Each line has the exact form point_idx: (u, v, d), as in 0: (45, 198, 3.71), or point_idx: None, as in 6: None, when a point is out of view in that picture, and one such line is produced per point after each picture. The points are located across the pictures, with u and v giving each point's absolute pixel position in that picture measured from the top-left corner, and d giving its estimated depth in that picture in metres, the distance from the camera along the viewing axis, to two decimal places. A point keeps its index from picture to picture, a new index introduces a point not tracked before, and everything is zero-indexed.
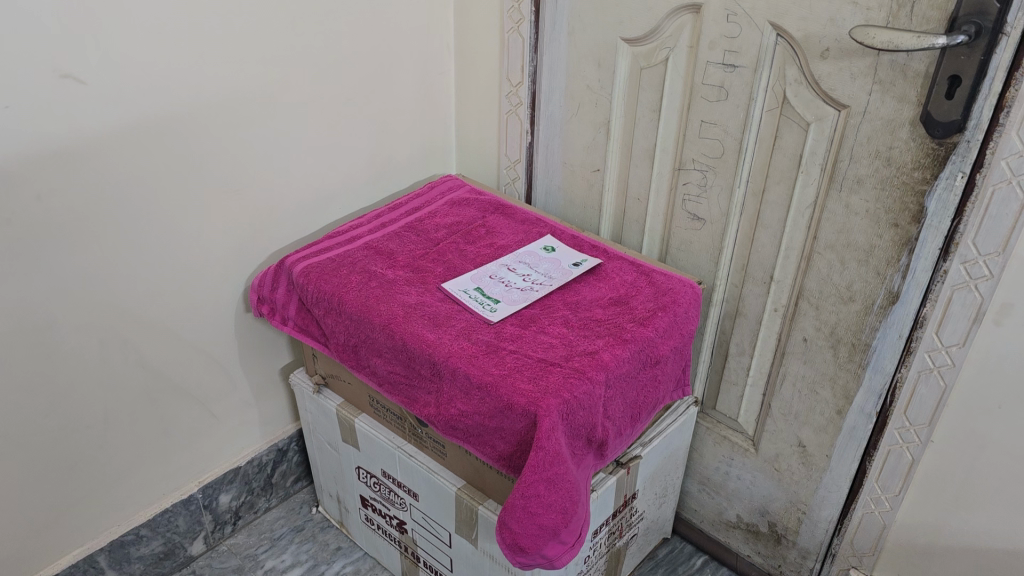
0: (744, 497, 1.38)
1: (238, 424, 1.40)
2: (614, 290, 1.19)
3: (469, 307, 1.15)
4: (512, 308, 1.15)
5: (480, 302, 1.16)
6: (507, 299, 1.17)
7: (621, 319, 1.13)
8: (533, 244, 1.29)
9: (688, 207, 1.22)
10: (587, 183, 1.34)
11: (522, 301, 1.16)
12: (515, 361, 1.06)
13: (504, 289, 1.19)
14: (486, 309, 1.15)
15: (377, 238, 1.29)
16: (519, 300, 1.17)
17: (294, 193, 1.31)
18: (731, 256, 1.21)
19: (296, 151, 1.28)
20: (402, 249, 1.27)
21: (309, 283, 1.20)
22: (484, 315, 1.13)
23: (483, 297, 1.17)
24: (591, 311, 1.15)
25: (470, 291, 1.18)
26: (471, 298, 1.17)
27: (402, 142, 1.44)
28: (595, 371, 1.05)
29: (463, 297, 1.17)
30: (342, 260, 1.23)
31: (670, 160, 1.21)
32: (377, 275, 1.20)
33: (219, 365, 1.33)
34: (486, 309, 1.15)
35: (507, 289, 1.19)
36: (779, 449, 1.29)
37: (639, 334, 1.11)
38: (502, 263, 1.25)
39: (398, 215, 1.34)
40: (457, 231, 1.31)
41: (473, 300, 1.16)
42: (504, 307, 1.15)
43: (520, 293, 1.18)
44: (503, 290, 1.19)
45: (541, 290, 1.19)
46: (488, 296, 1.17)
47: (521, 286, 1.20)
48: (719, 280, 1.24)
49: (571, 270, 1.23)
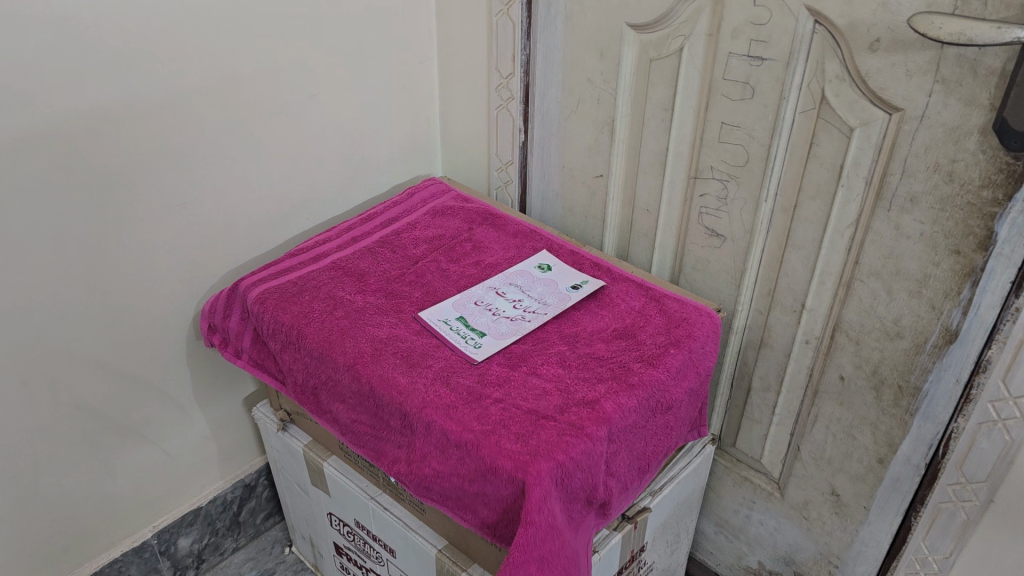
0: (768, 544, 1.22)
1: (196, 462, 1.25)
2: (618, 320, 1.02)
3: (449, 345, 0.98)
4: (500, 346, 0.98)
5: (461, 338, 0.99)
6: (495, 332, 1.00)
7: (627, 359, 0.96)
8: (525, 261, 1.12)
9: (705, 221, 1.05)
10: (588, 190, 1.17)
11: (511, 336, 1.00)
12: (500, 413, 0.89)
13: (490, 318, 1.03)
14: (469, 347, 0.98)
15: (347, 257, 1.12)
16: (509, 335, 1.00)
17: (251, 203, 1.15)
18: (755, 279, 1.04)
19: (251, 157, 1.12)
20: (375, 270, 1.10)
21: (266, 313, 1.04)
22: (466, 354, 0.97)
23: (466, 331, 1.01)
24: (592, 348, 0.98)
25: (450, 324, 1.01)
26: (452, 330, 1.00)
27: (375, 142, 1.27)
28: (596, 425, 0.88)
29: (443, 330, 1.00)
30: (305, 285, 1.07)
31: (685, 167, 1.03)
32: (344, 303, 1.04)
33: (170, 399, 1.17)
34: (469, 345, 0.98)
35: (495, 320, 1.02)
36: (809, 496, 1.13)
37: (647, 377, 0.94)
38: (490, 286, 1.08)
39: (372, 228, 1.17)
40: (440, 246, 1.14)
41: (452, 336, 1.00)
42: (490, 343, 0.99)
43: (510, 325, 1.01)
44: (489, 322, 1.02)
45: (535, 320, 1.02)
46: (471, 328, 1.01)
47: (512, 316, 1.03)
48: (741, 306, 1.07)
49: (572, 293, 1.06)
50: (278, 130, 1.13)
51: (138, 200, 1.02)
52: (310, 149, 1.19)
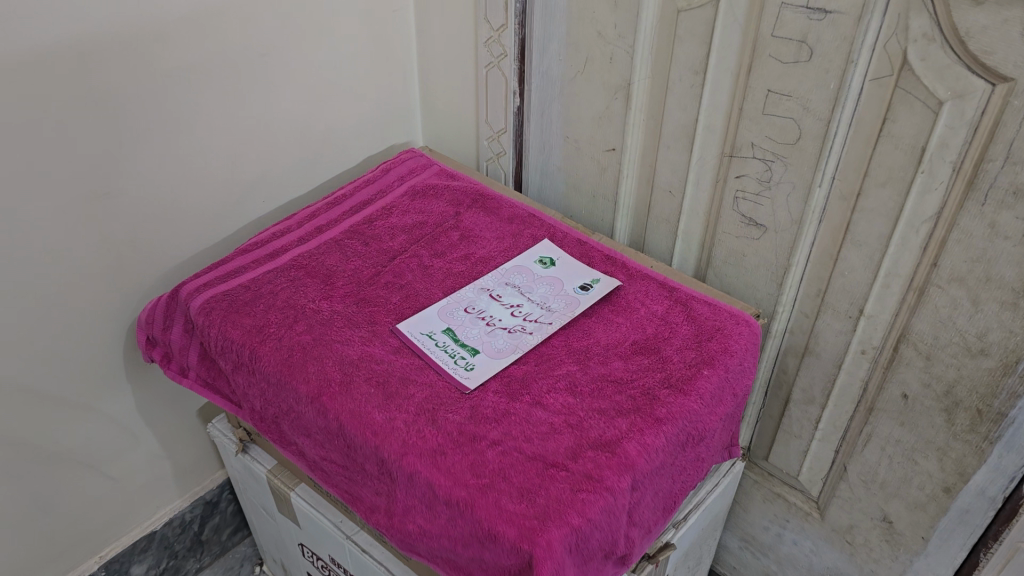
0: (801, 565, 1.08)
1: (147, 483, 1.09)
2: (638, 331, 0.85)
3: (435, 368, 0.81)
4: (497, 369, 0.81)
5: (450, 360, 0.82)
6: (490, 351, 0.83)
7: (651, 384, 0.79)
8: (522, 254, 0.94)
9: (742, 207, 0.87)
10: (597, 166, 0.98)
11: (511, 354, 0.82)
12: (499, 460, 0.72)
13: (484, 331, 0.85)
14: (459, 372, 0.81)
15: (311, 253, 0.94)
16: (508, 353, 0.83)
17: (194, 187, 0.95)
18: (802, 277, 0.86)
19: (192, 132, 0.92)
20: (344, 269, 0.92)
21: (213, 328, 0.86)
22: (457, 380, 0.80)
23: (455, 350, 0.83)
24: (608, 370, 0.81)
25: (436, 341, 0.84)
26: (438, 348, 0.83)
27: (341, 106, 1.08)
28: (617, 475, 0.71)
29: (428, 349, 0.83)
30: (260, 291, 0.89)
31: (719, 143, 0.85)
32: (307, 315, 0.86)
33: (110, 419, 1.00)
34: (459, 368, 0.81)
35: (490, 334, 0.85)
36: (854, 520, 0.97)
37: (678, 408, 0.77)
38: (482, 289, 0.90)
39: (340, 215, 0.99)
40: (422, 237, 0.96)
41: (439, 358, 0.82)
42: (484, 364, 0.81)
43: (509, 341, 0.84)
44: (483, 338, 0.84)
45: (538, 334, 0.85)
46: (461, 345, 0.84)
47: (510, 329, 0.85)
48: (782, 307, 0.90)
49: (580, 296, 0.88)
50: (223, 99, 0.93)
51: (49, 193, 0.82)
52: (264, 118, 0.99)
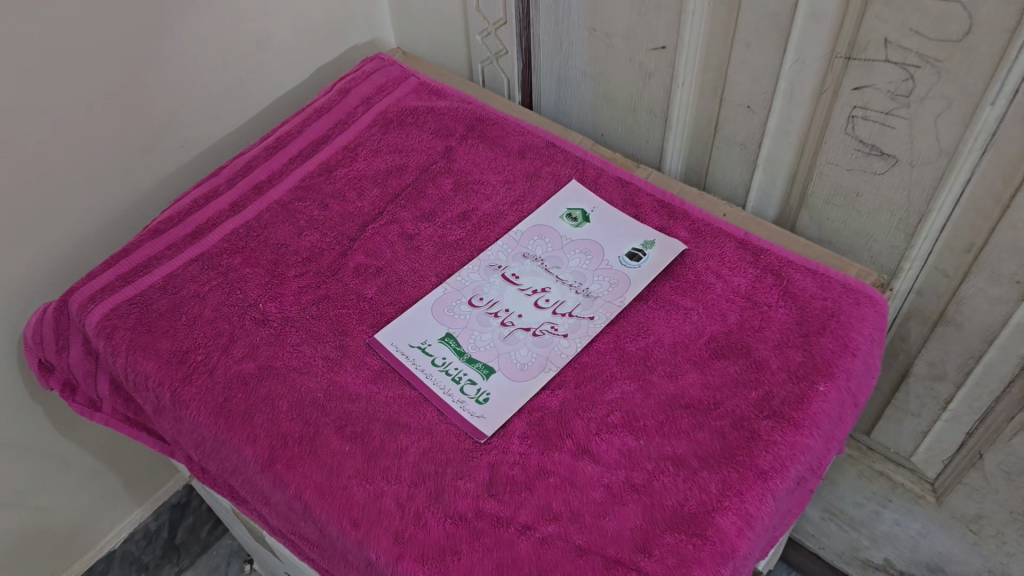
0: (903, 545, 0.88)
1: (90, 504, 0.89)
2: (717, 321, 0.60)
3: (436, 407, 0.57)
4: (524, 401, 0.57)
5: (456, 390, 0.58)
6: (512, 370, 0.59)
7: (745, 409, 0.55)
8: (542, 208, 0.68)
9: (859, 132, 0.60)
10: (639, 72, 0.70)
11: (540, 374, 0.58)
12: (536, 558, 0.49)
13: (499, 336, 0.61)
14: (470, 411, 0.57)
15: (248, 230, 0.68)
16: (537, 372, 0.58)
17: (76, 147, 0.68)
18: (945, 227, 0.60)
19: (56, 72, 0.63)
20: (296, 251, 0.67)
21: (118, 356, 0.61)
22: (468, 425, 0.56)
23: (462, 372, 0.59)
24: (679, 389, 0.57)
25: (434, 361, 0.60)
26: (437, 371, 0.59)
27: (278, 6, 0.78)
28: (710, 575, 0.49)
29: (423, 376, 0.59)
30: (181, 294, 0.64)
31: (828, 39, 0.57)
32: (247, 332, 0.61)
33: (25, 449, 0.78)
34: (470, 401, 0.57)
35: (509, 342, 0.60)
36: (986, 511, 0.76)
37: (789, 450, 0.53)
38: (492, 268, 0.65)
39: (285, 165, 0.73)
40: (401, 192, 0.71)
41: (440, 389, 0.58)
42: (505, 392, 0.58)
43: (537, 352, 0.60)
44: (500, 349, 0.60)
45: (577, 338, 0.60)
46: (470, 362, 0.60)
47: (536, 331, 0.61)
48: (909, 262, 0.64)
49: (631, 273, 0.63)
50: (95, 18, 0.64)
51: None
52: (168, 37, 0.70)
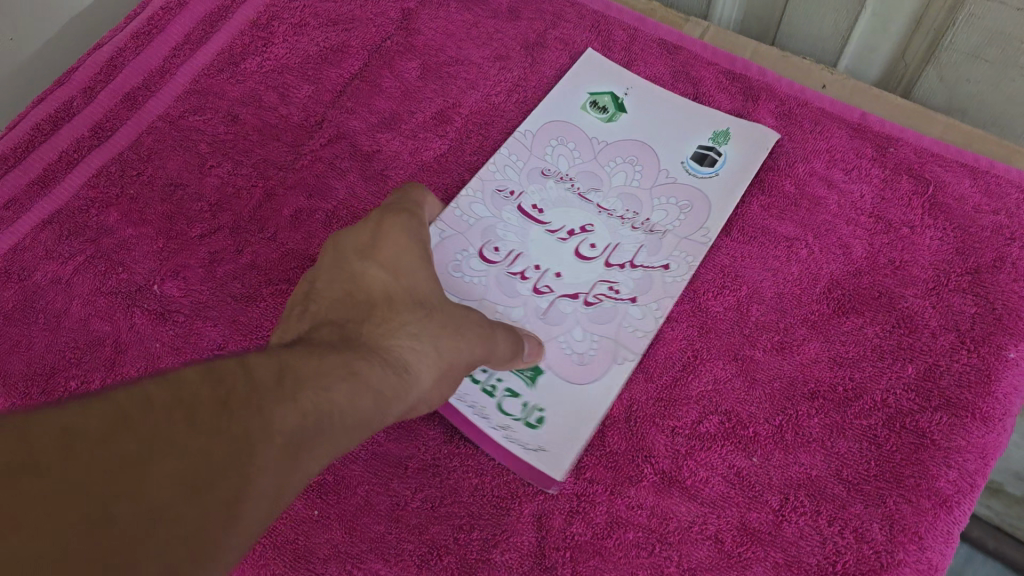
0: None
1: None
2: (836, 257, 0.41)
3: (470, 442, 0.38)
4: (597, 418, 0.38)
5: (494, 411, 0.39)
6: (567, 369, 0.40)
7: (902, 396, 0.37)
8: (552, 96, 0.47)
9: None
10: None
11: (613, 371, 0.39)
12: None
13: (538, 312, 0.41)
14: (522, 444, 0.38)
15: (122, 168, 0.47)
16: (606, 368, 0.39)
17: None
18: None
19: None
20: (200, 197, 0.45)
21: None
22: (524, 467, 0.37)
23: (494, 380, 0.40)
24: (797, 368, 0.38)
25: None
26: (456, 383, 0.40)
27: None
28: None
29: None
30: (34, 281, 0.43)
31: None
32: (139, 335, 0.41)
33: None
34: (516, 425, 0.38)
35: (554, 321, 0.41)
36: None
37: (977, 461, 0.36)
38: (502, 196, 0.44)
39: (167, 60, 0.50)
40: (344, 87, 0.48)
41: (470, 411, 0.39)
42: (566, 404, 0.39)
43: (597, 333, 0.40)
44: (543, 333, 0.40)
45: (652, 305, 0.41)
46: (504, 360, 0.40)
47: (591, 300, 0.41)
48: None
49: (706, 188, 0.44)
50: None
51: None
52: None
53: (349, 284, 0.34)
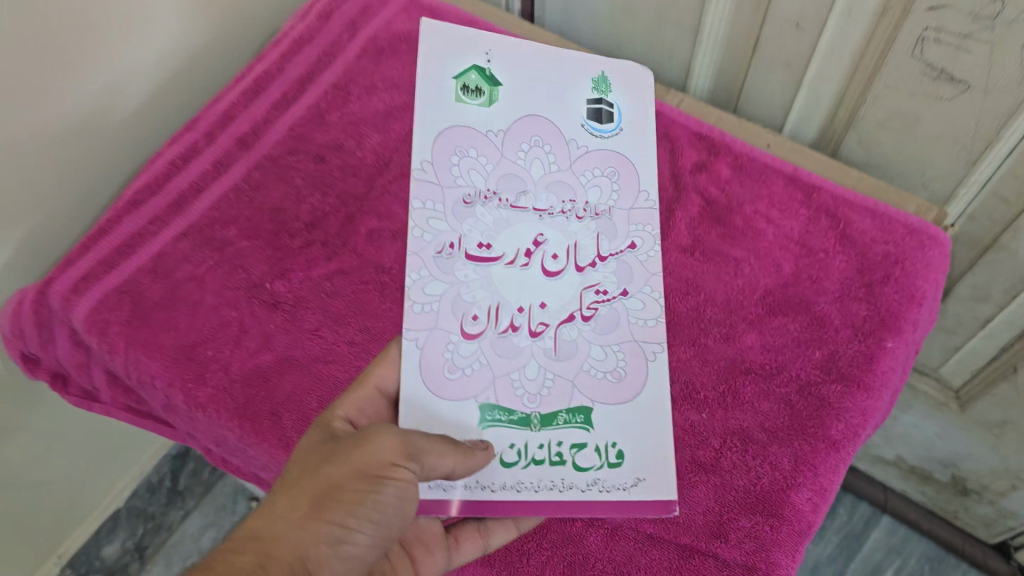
0: (918, 444, 0.89)
1: (89, 474, 0.85)
2: (769, 273, 0.56)
3: (578, 510, 0.48)
4: (668, 412, 0.51)
5: (574, 474, 0.49)
6: (604, 388, 0.51)
7: (811, 373, 0.52)
8: (428, 106, 0.57)
9: (930, 54, 0.53)
10: None
11: (652, 371, 0.52)
12: (608, 552, 0.48)
13: (566, 353, 0.52)
14: (623, 486, 0.49)
15: (239, 195, 0.61)
16: (640, 378, 0.52)
17: (66, 124, 0.60)
18: (1013, 151, 0.56)
19: (29, 35, 0.54)
20: (298, 218, 0.60)
21: (117, 356, 0.56)
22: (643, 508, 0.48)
23: (555, 449, 0.50)
24: (737, 352, 0.53)
25: (510, 463, 0.49)
26: (535, 475, 0.49)
27: None
28: (789, 559, 0.47)
29: (520, 494, 0.48)
30: (175, 279, 0.58)
31: None
32: (258, 319, 0.56)
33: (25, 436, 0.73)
34: (595, 471, 0.49)
35: (569, 351, 0.52)
36: (1011, 418, 0.75)
37: (859, 417, 0.51)
38: (443, 255, 0.54)
39: (268, 112, 0.65)
40: (406, 137, 0.64)
41: (554, 488, 0.49)
42: (625, 426, 0.50)
43: (613, 348, 0.53)
44: (563, 374, 0.51)
45: (641, 291, 0.54)
46: (570, 421, 0.50)
47: (586, 317, 0.53)
48: (966, 187, 0.60)
49: (619, 147, 0.59)
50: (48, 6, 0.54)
51: None
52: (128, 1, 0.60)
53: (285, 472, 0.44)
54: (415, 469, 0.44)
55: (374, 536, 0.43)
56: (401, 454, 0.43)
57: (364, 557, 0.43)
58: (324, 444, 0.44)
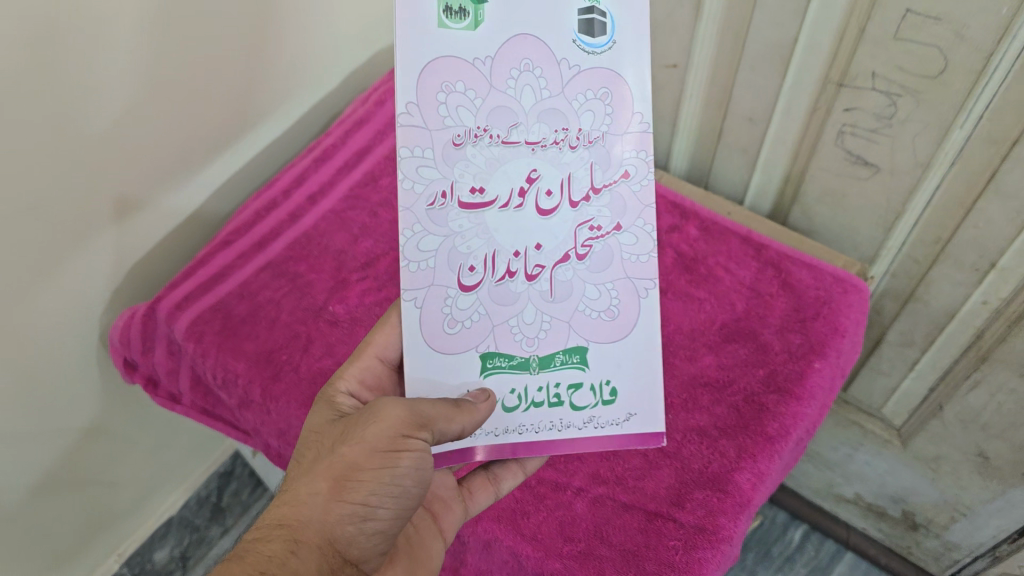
0: (871, 480, 1.01)
1: (153, 479, 0.99)
2: (726, 310, 0.71)
3: (577, 443, 0.54)
4: (656, 356, 0.54)
5: (572, 413, 0.53)
6: (601, 327, 0.53)
7: (754, 386, 0.67)
8: (418, 39, 0.47)
9: (848, 144, 0.70)
10: (653, 85, 0.81)
11: (642, 305, 0.53)
12: (592, 516, 0.61)
13: (562, 289, 0.53)
14: (616, 422, 0.54)
15: (309, 237, 0.78)
16: (629, 308, 0.53)
17: (181, 184, 0.78)
18: (916, 221, 0.71)
19: (174, 126, 0.74)
20: (355, 257, 0.76)
21: (208, 358, 0.71)
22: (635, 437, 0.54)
23: (554, 390, 0.53)
24: (697, 369, 0.68)
25: (511, 408, 0.53)
26: (536, 417, 0.53)
27: (322, 48, 0.87)
28: (733, 523, 0.60)
29: (524, 436, 0.53)
30: (257, 300, 0.73)
31: (826, 67, 0.67)
32: (322, 333, 0.71)
33: (113, 433, 0.88)
34: (591, 408, 0.54)
35: (564, 291, 0.53)
36: (942, 452, 0.88)
37: (791, 420, 0.65)
38: (436, 206, 0.50)
39: (333, 175, 0.82)
40: None
41: (553, 427, 0.53)
42: (616, 359, 0.54)
43: (607, 283, 0.53)
44: (559, 316, 0.53)
45: (635, 224, 0.52)
46: (566, 360, 0.53)
47: (581, 255, 0.53)
48: (886, 250, 0.76)
49: (613, 62, 0.49)
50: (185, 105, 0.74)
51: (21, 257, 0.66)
52: (236, 102, 0.80)
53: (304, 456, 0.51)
54: (427, 437, 0.48)
55: (397, 503, 0.49)
56: (411, 427, 0.48)
57: (388, 527, 0.49)
58: (336, 428, 0.51)
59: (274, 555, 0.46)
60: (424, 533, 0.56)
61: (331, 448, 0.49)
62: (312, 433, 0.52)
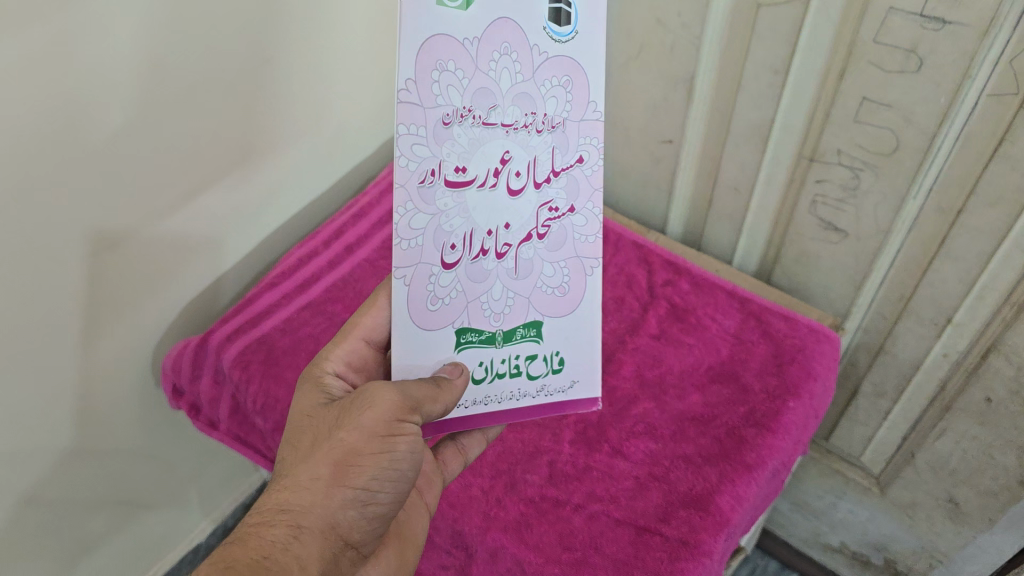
0: (855, 528, 1.08)
1: (186, 505, 1.06)
2: (712, 355, 0.80)
3: (530, 407, 0.59)
4: (596, 326, 0.59)
5: (528, 382, 0.58)
6: (555, 301, 0.57)
7: (735, 421, 0.75)
8: (411, 13, 0.45)
9: (820, 212, 0.80)
10: (653, 157, 0.92)
11: (589, 280, 0.58)
12: (589, 529, 0.68)
13: (526, 265, 0.55)
14: (563, 388, 0.59)
15: (345, 282, 0.88)
16: (579, 283, 0.57)
17: (234, 237, 0.89)
18: (883, 281, 0.80)
19: (230, 188, 0.85)
20: None
21: (252, 383, 0.79)
22: (579, 399, 0.60)
23: (515, 360, 0.57)
24: (685, 406, 0.77)
25: (478, 380, 0.57)
26: (504, 388, 0.58)
27: (357, 124, 0.99)
28: (713, 537, 0.67)
29: (488, 405, 0.58)
30: (298, 335, 0.83)
31: (799, 144, 0.77)
32: None
33: (158, 457, 0.96)
34: (546, 377, 0.59)
35: (527, 269, 0.56)
36: (917, 499, 0.95)
37: (767, 450, 0.73)
38: (426, 184, 0.49)
39: (367, 230, 0.93)
40: None
41: (513, 395, 0.58)
42: (568, 332, 0.58)
43: (560, 262, 0.56)
44: (521, 293, 0.56)
45: (584, 206, 0.56)
46: (528, 334, 0.57)
47: (541, 234, 0.55)
48: (857, 307, 0.85)
49: (575, 51, 0.51)
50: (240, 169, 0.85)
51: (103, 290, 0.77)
52: (281, 170, 0.91)
53: (296, 443, 0.54)
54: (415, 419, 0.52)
55: (393, 486, 0.53)
56: (403, 409, 0.52)
57: (385, 510, 0.53)
58: (326, 415, 0.54)
59: (278, 539, 0.49)
60: (412, 510, 0.61)
61: (326, 434, 0.53)
62: (300, 421, 0.56)
